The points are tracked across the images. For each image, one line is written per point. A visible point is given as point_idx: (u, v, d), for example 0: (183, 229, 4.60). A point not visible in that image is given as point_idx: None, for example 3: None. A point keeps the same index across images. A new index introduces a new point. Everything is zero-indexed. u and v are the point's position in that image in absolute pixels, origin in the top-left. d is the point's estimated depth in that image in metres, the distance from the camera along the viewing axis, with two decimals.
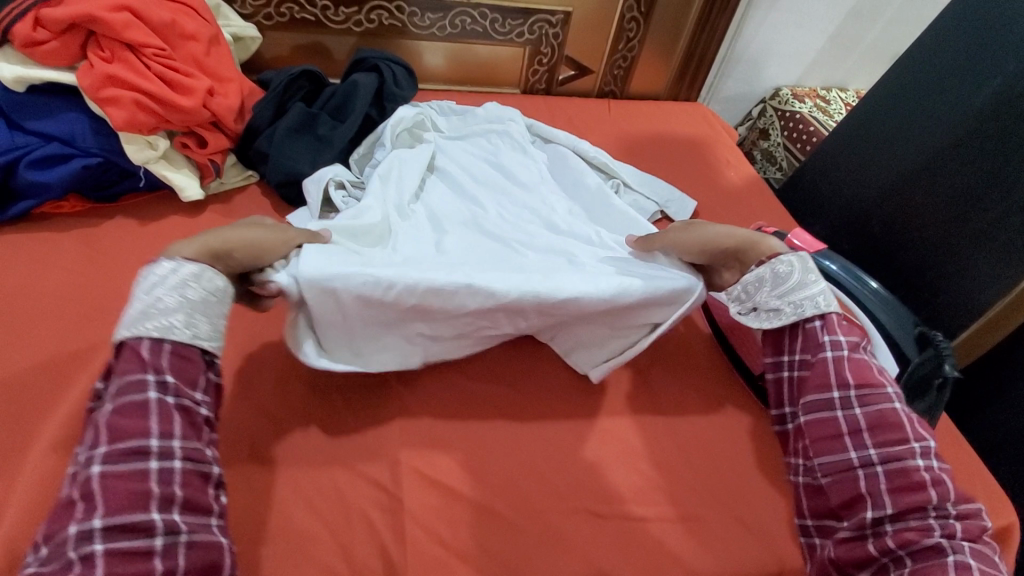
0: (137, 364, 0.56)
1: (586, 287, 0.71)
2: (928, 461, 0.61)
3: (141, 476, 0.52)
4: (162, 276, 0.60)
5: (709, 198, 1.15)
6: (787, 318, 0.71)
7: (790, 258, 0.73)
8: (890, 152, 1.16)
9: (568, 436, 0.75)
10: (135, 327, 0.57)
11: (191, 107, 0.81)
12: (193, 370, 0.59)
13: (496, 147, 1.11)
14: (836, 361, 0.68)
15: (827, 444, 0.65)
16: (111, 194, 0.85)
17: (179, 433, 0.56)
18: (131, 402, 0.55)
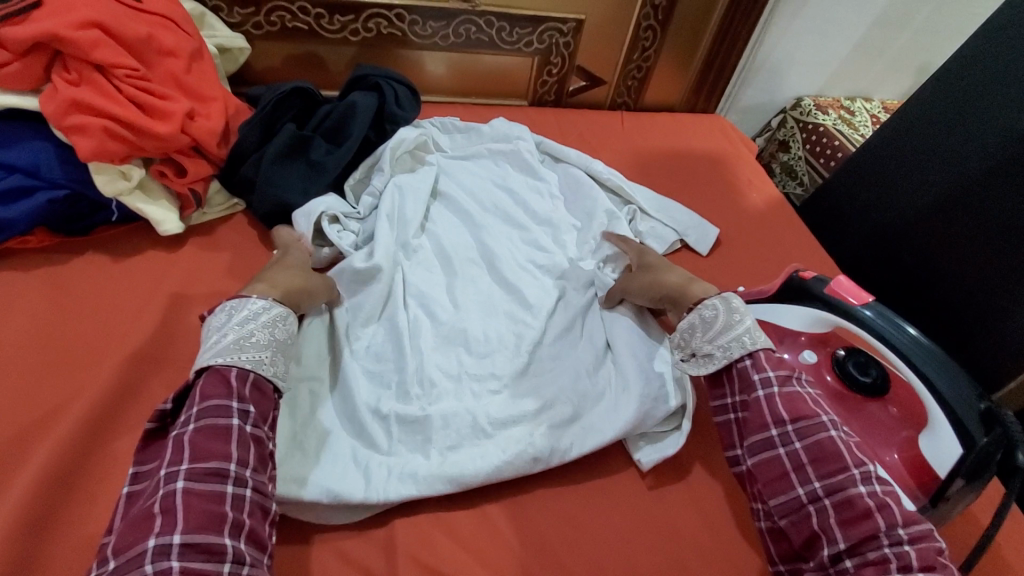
0: (222, 390, 0.59)
1: (612, 421, 0.72)
2: (870, 486, 0.57)
3: (219, 499, 0.53)
4: (254, 312, 0.65)
5: (733, 221, 1.07)
6: (717, 363, 0.68)
7: (713, 301, 0.70)
8: (921, 179, 1.08)
9: (581, 511, 0.68)
10: (226, 357, 0.61)
11: (168, 133, 0.74)
12: (266, 404, 0.62)
13: (505, 172, 1.05)
14: (768, 398, 0.64)
15: (773, 486, 0.62)
16: (83, 226, 0.77)
17: (252, 462, 0.57)
18: (214, 425, 0.57)
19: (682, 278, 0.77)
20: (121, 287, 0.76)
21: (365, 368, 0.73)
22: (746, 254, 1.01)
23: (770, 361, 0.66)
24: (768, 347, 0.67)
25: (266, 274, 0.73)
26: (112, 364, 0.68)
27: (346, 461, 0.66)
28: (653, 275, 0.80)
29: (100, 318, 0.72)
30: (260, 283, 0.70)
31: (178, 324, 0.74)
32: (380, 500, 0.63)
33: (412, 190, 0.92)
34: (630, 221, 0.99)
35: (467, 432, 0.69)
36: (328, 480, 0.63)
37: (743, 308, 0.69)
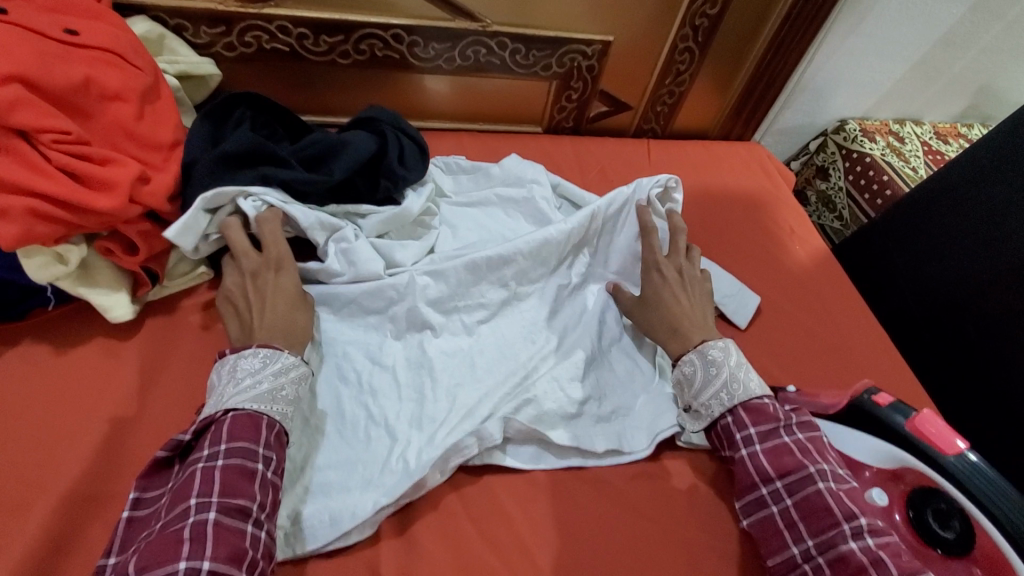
0: (250, 434, 0.54)
1: (594, 344, 0.78)
2: (863, 542, 0.54)
3: (242, 537, 0.50)
4: (287, 364, 0.60)
5: (775, 284, 0.94)
6: (704, 421, 0.68)
7: (691, 356, 0.70)
8: (986, 240, 0.95)
9: None
10: (259, 404, 0.56)
11: (111, 210, 0.60)
12: (283, 450, 0.58)
13: (514, 223, 0.91)
14: (753, 457, 0.62)
15: (767, 547, 0.60)
16: (17, 312, 0.65)
17: (268, 507, 0.53)
18: (241, 468, 0.52)
19: (665, 325, 0.75)
20: (61, 390, 0.64)
21: (349, 326, 0.74)
22: (794, 327, 0.88)
23: (749, 416, 0.64)
24: (748, 399, 0.65)
25: (271, 304, 0.66)
26: (48, 497, 0.57)
27: (363, 423, 0.66)
28: (643, 316, 0.78)
29: (36, 429, 0.61)
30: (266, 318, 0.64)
31: (128, 439, 0.62)
32: (395, 446, 0.64)
33: (401, 248, 0.79)
34: None
35: (477, 390, 0.70)
36: (336, 455, 0.63)
37: (721, 359, 0.68)
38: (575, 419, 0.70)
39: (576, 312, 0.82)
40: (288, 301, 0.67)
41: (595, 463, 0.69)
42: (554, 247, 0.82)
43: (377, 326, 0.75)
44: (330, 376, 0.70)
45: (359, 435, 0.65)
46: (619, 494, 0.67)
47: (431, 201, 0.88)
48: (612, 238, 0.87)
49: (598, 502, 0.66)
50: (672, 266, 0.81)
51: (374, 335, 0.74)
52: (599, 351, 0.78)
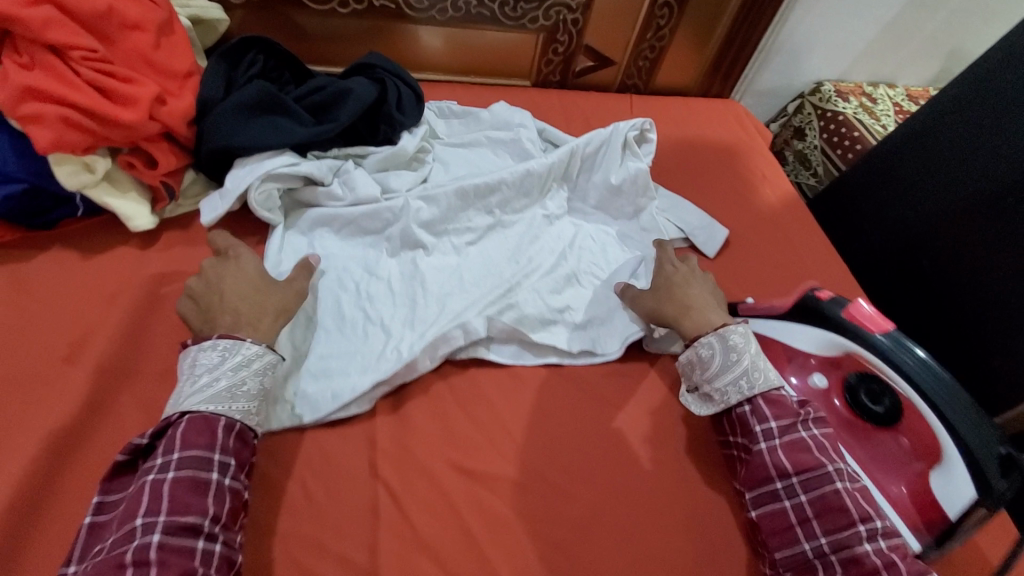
0: (205, 440, 0.54)
1: (571, 267, 0.85)
2: (876, 543, 0.56)
3: (191, 553, 0.49)
4: (247, 358, 0.59)
5: (744, 221, 1.02)
6: (716, 406, 0.66)
7: (711, 339, 0.67)
8: (943, 181, 1.02)
9: (574, 544, 0.62)
10: (216, 405, 0.56)
11: (135, 122, 0.66)
12: (246, 452, 0.58)
13: (501, 160, 0.98)
14: (772, 451, 0.62)
15: (777, 539, 0.60)
16: (46, 221, 0.72)
17: (225, 517, 0.53)
18: (194, 478, 0.52)
19: (677, 304, 0.74)
20: (88, 291, 0.71)
21: (347, 244, 0.81)
22: (759, 257, 0.95)
23: (770, 407, 0.64)
24: (768, 389, 0.64)
25: (241, 296, 0.65)
26: (79, 379, 0.64)
27: (361, 323, 0.73)
28: (656, 298, 0.76)
29: (68, 321, 0.68)
30: (237, 309, 0.63)
31: (150, 331, 0.69)
32: (390, 340, 0.71)
33: (396, 175, 0.86)
34: (641, 228, 0.93)
35: (464, 298, 0.76)
36: (336, 348, 0.70)
37: (742, 346, 0.66)
38: (551, 324, 0.78)
39: (556, 238, 0.89)
40: (255, 292, 0.66)
41: (570, 362, 0.77)
42: (537, 180, 0.89)
43: (374, 245, 0.82)
44: (332, 285, 0.77)
45: (357, 333, 0.72)
46: (594, 392, 0.74)
47: (424, 141, 0.93)
48: (591, 175, 0.94)
49: (573, 396, 0.73)
50: (690, 266, 0.81)
51: (371, 251, 0.81)
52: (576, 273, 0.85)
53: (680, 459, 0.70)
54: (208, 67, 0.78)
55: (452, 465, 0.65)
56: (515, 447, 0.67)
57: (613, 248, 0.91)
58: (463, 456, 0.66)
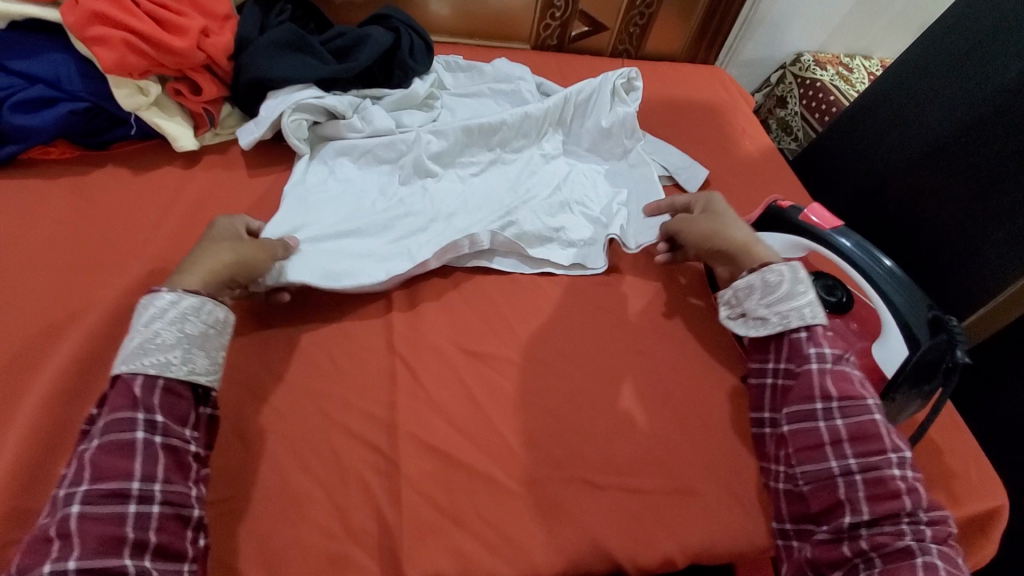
0: (127, 401, 0.52)
1: (567, 195, 0.93)
2: (904, 470, 0.59)
3: (119, 520, 0.48)
4: (160, 309, 0.56)
5: (724, 166, 1.11)
6: (772, 328, 0.68)
7: (782, 268, 0.69)
8: (906, 128, 1.10)
9: (566, 411, 0.70)
10: (128, 363, 0.53)
11: (184, 49, 0.77)
12: (183, 407, 0.55)
13: (502, 107, 1.06)
14: (821, 374, 0.64)
15: (806, 454, 0.62)
16: (100, 141, 0.82)
17: (160, 475, 0.51)
18: (118, 441, 0.51)
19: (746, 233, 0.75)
20: (137, 201, 0.80)
21: (361, 169, 0.90)
22: (736, 196, 1.05)
23: (826, 337, 0.66)
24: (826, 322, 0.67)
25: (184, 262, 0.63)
26: (136, 266, 0.73)
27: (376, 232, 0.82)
28: (712, 224, 0.78)
29: (120, 224, 0.77)
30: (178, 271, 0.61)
31: (190, 235, 0.78)
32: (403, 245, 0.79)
33: (409, 114, 0.96)
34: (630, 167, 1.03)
35: (468, 218, 0.85)
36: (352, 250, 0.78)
37: (808, 281, 0.68)
38: (550, 242, 0.87)
39: (552, 173, 0.97)
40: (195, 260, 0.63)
41: (564, 273, 0.86)
42: (534, 123, 0.98)
43: (388, 171, 0.90)
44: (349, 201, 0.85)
45: (376, 243, 0.80)
46: (585, 296, 0.83)
47: (433, 88, 1.02)
48: (584, 121, 1.03)
49: (566, 298, 0.82)
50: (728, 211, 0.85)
51: (384, 176, 0.90)
52: (570, 200, 0.93)
53: (662, 350, 0.79)
54: (245, 11, 0.89)
55: (459, 346, 0.73)
56: (514, 334, 0.76)
57: (605, 182, 1.00)
58: (469, 340, 0.74)
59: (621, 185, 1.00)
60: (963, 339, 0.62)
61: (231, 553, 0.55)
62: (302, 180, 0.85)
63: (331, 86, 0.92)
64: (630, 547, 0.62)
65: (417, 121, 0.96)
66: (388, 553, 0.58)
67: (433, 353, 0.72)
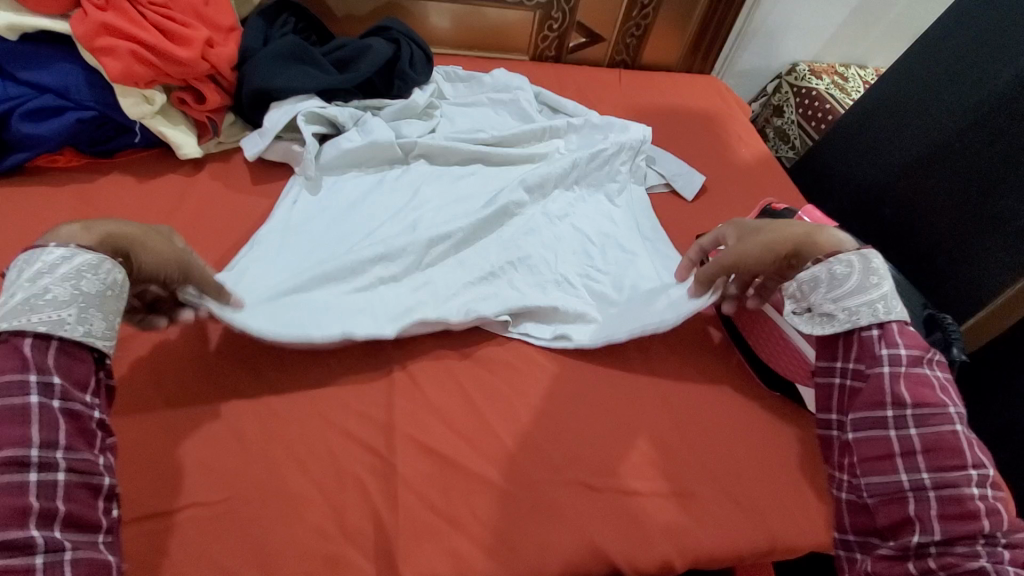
0: (15, 363, 0.48)
1: (564, 263, 0.85)
2: (983, 490, 0.56)
3: (19, 490, 0.44)
4: (50, 263, 0.52)
5: (720, 172, 1.12)
6: (840, 326, 0.64)
7: (852, 257, 0.64)
8: (902, 133, 1.11)
9: (563, 414, 0.70)
10: (11, 320, 0.49)
11: (189, 59, 0.79)
12: (82, 370, 0.52)
13: (501, 118, 1.08)
14: (893, 378, 0.61)
15: (873, 465, 0.60)
16: (106, 149, 0.84)
17: (63, 442, 0.48)
18: (9, 408, 0.47)
19: (808, 224, 0.69)
20: (139, 207, 0.81)
21: (348, 184, 0.89)
22: (732, 201, 1.06)
23: (901, 335, 0.62)
24: (901, 318, 0.63)
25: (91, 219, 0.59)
26: None
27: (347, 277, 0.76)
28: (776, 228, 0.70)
29: None
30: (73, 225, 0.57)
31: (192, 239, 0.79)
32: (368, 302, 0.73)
33: (408, 124, 0.97)
34: (643, 241, 0.93)
35: (447, 274, 0.79)
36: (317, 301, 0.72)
37: (882, 272, 0.64)
38: (536, 317, 0.78)
39: (552, 235, 0.89)
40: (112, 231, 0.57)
41: (540, 343, 0.76)
42: (537, 182, 0.92)
43: (375, 197, 0.88)
44: (330, 230, 0.81)
45: (333, 300, 0.72)
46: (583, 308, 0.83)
47: (433, 99, 1.04)
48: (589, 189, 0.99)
49: None
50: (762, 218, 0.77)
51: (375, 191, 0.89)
52: (566, 267, 0.85)
53: (660, 354, 0.78)
54: (249, 23, 0.91)
55: (457, 350, 0.74)
56: (511, 338, 0.76)
57: (613, 253, 0.90)
58: (467, 344, 0.75)
59: (632, 257, 0.89)
60: (957, 338, 0.65)
61: (227, 553, 0.55)
62: (293, 204, 0.84)
63: (332, 96, 0.94)
64: (628, 549, 0.62)
65: (416, 132, 0.97)
66: (383, 554, 0.58)
67: (430, 356, 0.72)
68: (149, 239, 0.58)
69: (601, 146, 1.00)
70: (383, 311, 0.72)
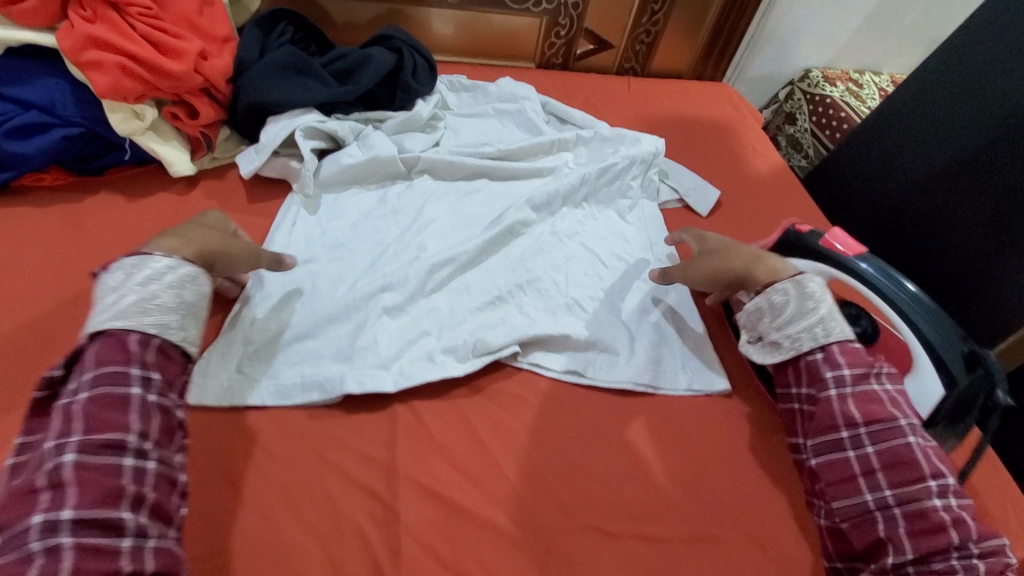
0: (121, 356, 0.53)
1: (575, 287, 0.81)
2: (947, 500, 0.55)
3: (117, 472, 0.48)
4: (157, 271, 0.57)
5: (734, 185, 1.08)
6: (786, 352, 0.66)
7: (785, 285, 0.67)
8: (922, 146, 1.07)
9: (576, 451, 0.66)
10: (124, 321, 0.54)
11: (181, 72, 0.75)
12: (173, 370, 0.56)
13: (508, 130, 1.03)
14: (841, 399, 0.62)
15: (838, 488, 0.60)
16: (95, 167, 0.80)
17: (154, 435, 0.51)
18: (110, 396, 0.51)
19: (749, 255, 0.73)
20: (129, 228, 0.77)
21: (346, 203, 0.85)
22: (748, 217, 1.02)
23: (844, 356, 0.64)
24: (844, 339, 0.65)
25: (174, 230, 0.64)
26: None
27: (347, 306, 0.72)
28: (719, 260, 0.75)
29: (111, 253, 0.74)
30: (165, 237, 0.62)
31: None
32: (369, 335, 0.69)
33: (411, 137, 0.93)
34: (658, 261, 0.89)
35: (453, 301, 0.75)
36: (319, 338, 0.69)
37: (819, 294, 0.65)
38: (548, 347, 0.74)
39: (562, 256, 0.85)
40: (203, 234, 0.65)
41: (550, 375, 0.72)
42: (544, 200, 0.89)
43: (376, 217, 0.84)
44: (330, 256, 0.77)
45: (333, 339, 0.69)
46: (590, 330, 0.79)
47: (436, 110, 1.00)
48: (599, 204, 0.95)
49: None
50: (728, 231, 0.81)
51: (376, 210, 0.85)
52: (577, 291, 0.81)
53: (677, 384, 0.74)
54: (245, 33, 0.87)
55: (463, 382, 0.70)
56: (519, 368, 0.72)
57: (625, 274, 0.85)
58: (473, 375, 0.71)
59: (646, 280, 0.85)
60: (1002, 375, 0.59)
61: None
62: (293, 225, 0.80)
63: (332, 109, 0.90)
64: None
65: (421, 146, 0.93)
66: None
67: (435, 390, 0.68)
68: (227, 244, 0.66)
69: (611, 159, 0.96)
70: (385, 347, 0.68)
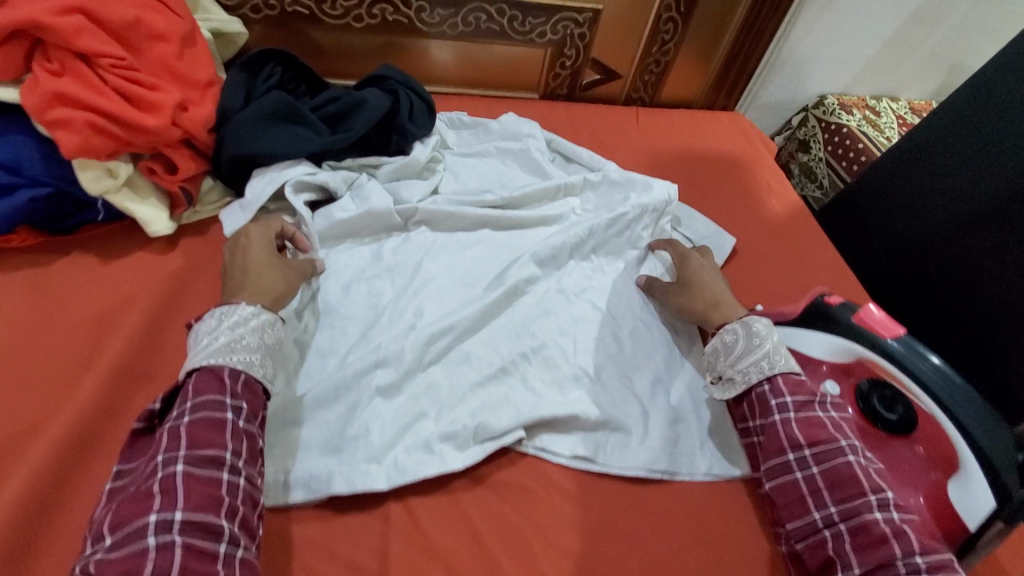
0: (217, 386, 0.54)
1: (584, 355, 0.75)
2: (888, 513, 0.56)
3: (217, 483, 0.50)
4: (244, 316, 0.59)
5: (750, 231, 1.02)
6: (738, 388, 0.66)
7: (734, 325, 0.69)
8: (949, 189, 1.00)
9: (587, 555, 0.60)
10: (217, 357, 0.55)
11: (157, 127, 0.69)
12: (257, 402, 0.57)
13: (510, 172, 0.97)
14: (785, 423, 0.63)
15: (788, 510, 0.61)
16: (65, 227, 0.74)
17: (245, 455, 0.53)
18: (209, 418, 0.52)
19: (710, 300, 0.76)
20: (102, 295, 0.71)
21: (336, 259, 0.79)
22: (765, 267, 0.96)
23: (787, 385, 0.64)
24: (789, 370, 0.65)
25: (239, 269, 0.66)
26: (92, 381, 0.63)
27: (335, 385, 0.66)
28: (686, 297, 0.78)
29: (80, 325, 0.68)
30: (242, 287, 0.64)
31: (162, 333, 0.69)
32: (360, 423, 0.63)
33: (408, 185, 0.87)
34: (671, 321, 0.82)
35: (452, 376, 0.69)
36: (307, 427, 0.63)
37: (765, 332, 0.66)
38: (555, 428, 0.68)
39: (569, 318, 0.78)
40: (263, 262, 0.67)
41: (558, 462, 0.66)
42: (551, 254, 0.83)
43: (369, 276, 0.78)
44: (321, 327, 0.72)
45: (323, 427, 0.63)
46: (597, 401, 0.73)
47: (436, 152, 0.94)
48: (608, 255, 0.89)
49: None
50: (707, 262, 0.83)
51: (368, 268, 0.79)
52: (586, 358, 0.75)
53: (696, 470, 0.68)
54: (229, 78, 0.81)
55: (463, 473, 0.64)
56: (524, 453, 0.66)
57: (636, 338, 0.79)
58: (475, 465, 0.65)
59: (659, 344, 0.79)
60: None
61: None
62: None
63: (323, 158, 0.84)
64: None
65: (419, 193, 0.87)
66: None
67: (432, 483, 0.63)
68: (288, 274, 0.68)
69: (621, 207, 0.90)
70: (377, 436, 0.63)
